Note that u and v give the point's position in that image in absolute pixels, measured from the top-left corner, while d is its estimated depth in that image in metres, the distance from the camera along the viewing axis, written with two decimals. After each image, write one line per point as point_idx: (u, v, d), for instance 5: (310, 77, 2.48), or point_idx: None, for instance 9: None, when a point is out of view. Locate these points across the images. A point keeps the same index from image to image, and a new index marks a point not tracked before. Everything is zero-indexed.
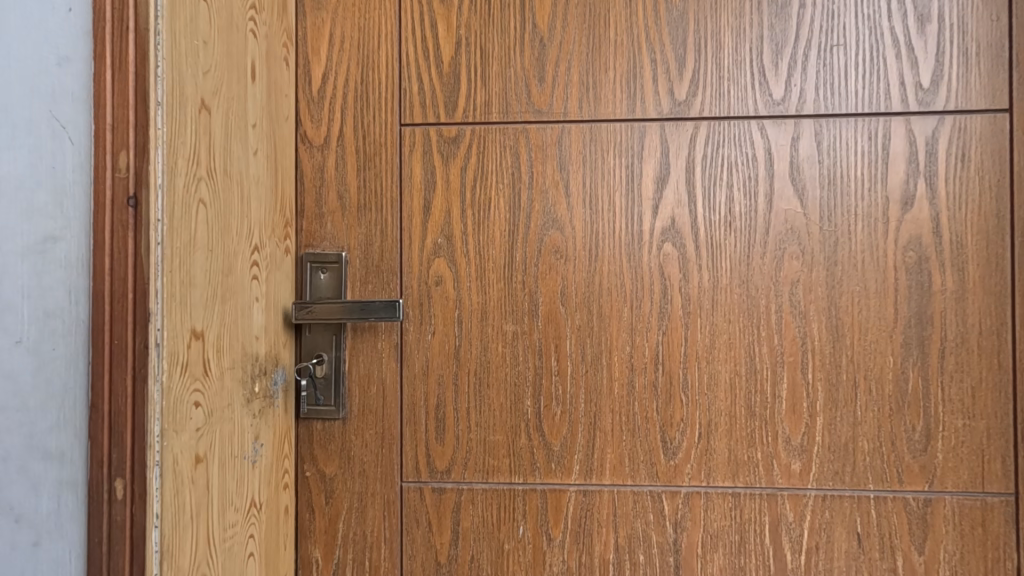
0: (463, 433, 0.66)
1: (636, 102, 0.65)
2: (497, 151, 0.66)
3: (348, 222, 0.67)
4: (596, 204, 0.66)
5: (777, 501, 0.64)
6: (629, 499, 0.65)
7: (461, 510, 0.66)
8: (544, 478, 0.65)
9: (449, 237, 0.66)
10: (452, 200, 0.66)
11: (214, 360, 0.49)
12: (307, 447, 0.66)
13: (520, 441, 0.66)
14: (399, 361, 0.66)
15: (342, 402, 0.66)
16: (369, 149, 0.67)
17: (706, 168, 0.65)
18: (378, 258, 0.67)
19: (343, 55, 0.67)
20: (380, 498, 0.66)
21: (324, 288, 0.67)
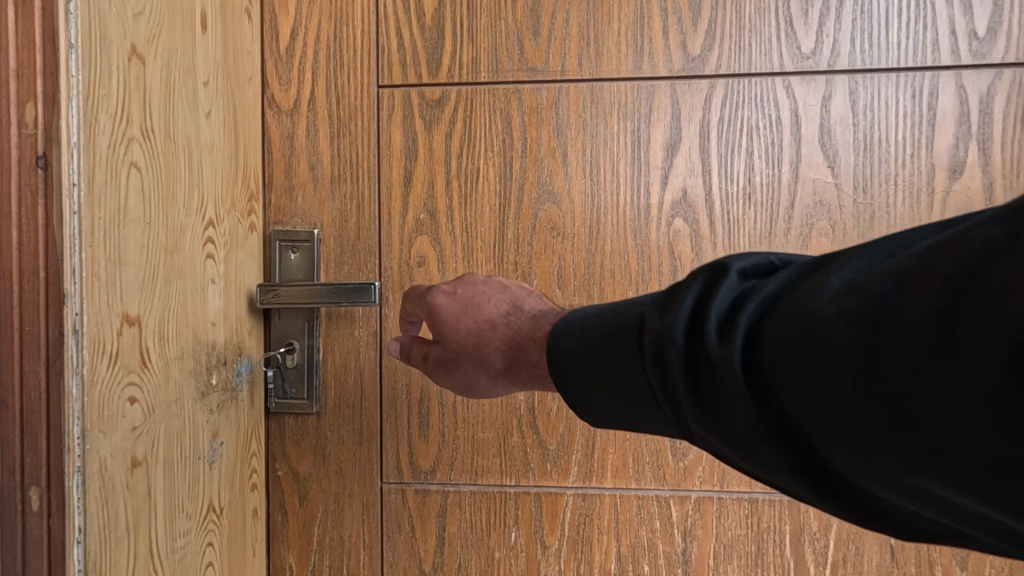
0: (449, 430, 0.60)
1: (643, 58, 0.57)
2: (486, 115, 0.59)
3: (320, 197, 0.60)
4: (598, 174, 0.58)
5: (800, 508, 0.57)
6: (634, 504, 0.58)
7: (447, 514, 0.60)
8: (539, 480, 0.59)
9: (433, 213, 0.59)
10: (436, 171, 0.59)
11: (155, 349, 0.43)
12: (278, 444, 0.60)
13: (512, 439, 0.59)
14: (378, 350, 0.60)
15: (316, 395, 0.60)
16: (343, 115, 0.60)
17: (723, 132, 0.57)
18: (355, 237, 0.60)
19: (314, 8, 0.59)
20: (359, 501, 0.60)
21: (295, 270, 0.60)
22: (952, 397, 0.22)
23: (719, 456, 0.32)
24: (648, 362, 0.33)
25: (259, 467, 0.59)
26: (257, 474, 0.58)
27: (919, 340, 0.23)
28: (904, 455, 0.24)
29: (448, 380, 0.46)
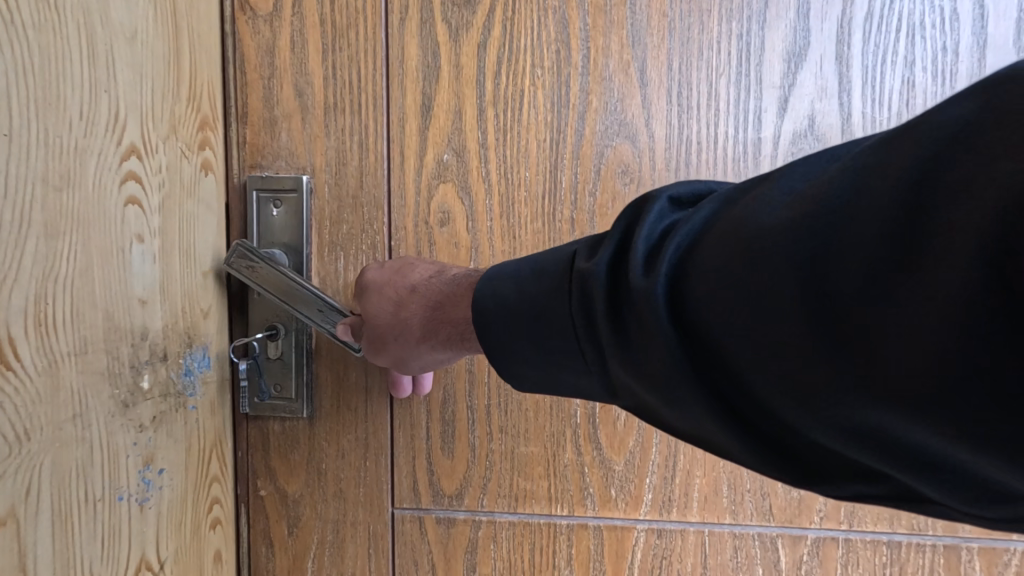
0: (480, 442, 0.45)
1: None
2: (533, 16, 0.43)
3: (311, 131, 0.45)
4: (688, 97, 0.42)
5: (961, 558, 0.42)
6: (728, 544, 0.44)
7: (477, 551, 0.46)
8: (600, 510, 0.44)
9: (459, 153, 0.44)
10: (465, 95, 0.44)
11: (30, 344, 0.29)
12: (261, 457, 0.47)
13: (565, 455, 0.45)
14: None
15: (307, 395, 0.46)
16: (339, 19, 0.44)
17: (873, 33, 0.40)
18: (358, 185, 0.45)
19: None
20: (364, 532, 0.46)
21: (281, 231, 0.45)
22: (919, 321, 0.18)
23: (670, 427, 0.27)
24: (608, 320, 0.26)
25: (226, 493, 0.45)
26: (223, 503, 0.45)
27: (904, 257, 0.19)
28: (854, 392, 0.20)
29: (377, 357, 0.41)
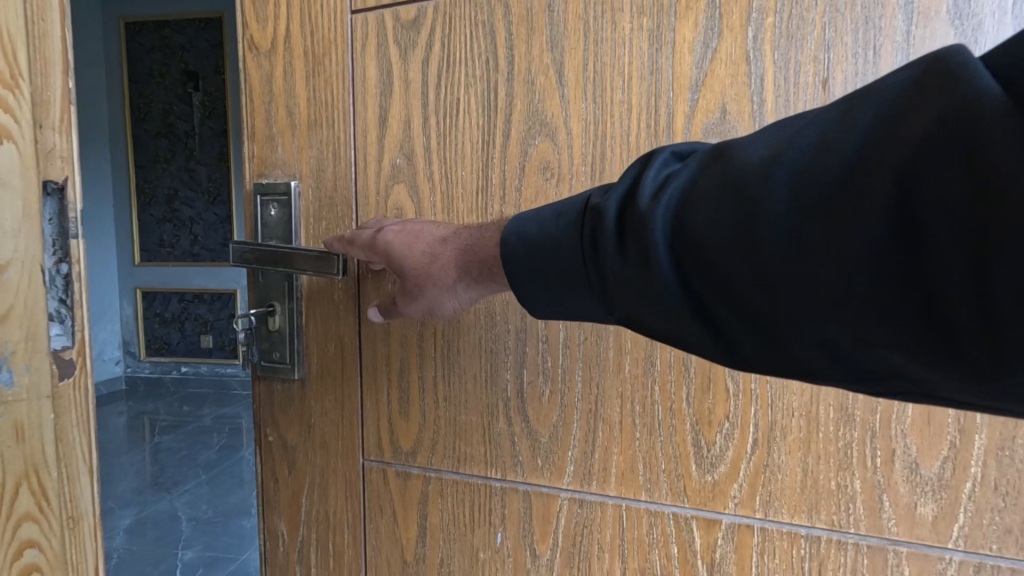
0: (430, 408, 0.52)
1: None
2: (467, 31, 0.48)
3: (299, 144, 0.55)
4: (602, 93, 0.44)
5: (887, 562, 0.40)
6: (644, 520, 0.46)
7: (427, 503, 0.53)
8: (528, 477, 0.49)
9: (408, 157, 0.51)
10: (412, 106, 0.50)
11: None
12: (268, 409, 0.58)
13: (499, 425, 0.50)
14: (357, 314, 0.54)
15: (297, 361, 0.56)
16: (317, 49, 0.53)
17: (785, 15, 0.39)
18: (331, 188, 0.54)
19: None
20: (342, 477, 0.56)
21: (278, 228, 0.56)
22: (869, 229, 0.23)
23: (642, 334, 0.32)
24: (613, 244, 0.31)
25: (89, 534, 0.41)
26: (82, 547, 0.41)
27: (865, 183, 0.23)
28: (833, 296, 0.25)
29: (411, 304, 0.45)
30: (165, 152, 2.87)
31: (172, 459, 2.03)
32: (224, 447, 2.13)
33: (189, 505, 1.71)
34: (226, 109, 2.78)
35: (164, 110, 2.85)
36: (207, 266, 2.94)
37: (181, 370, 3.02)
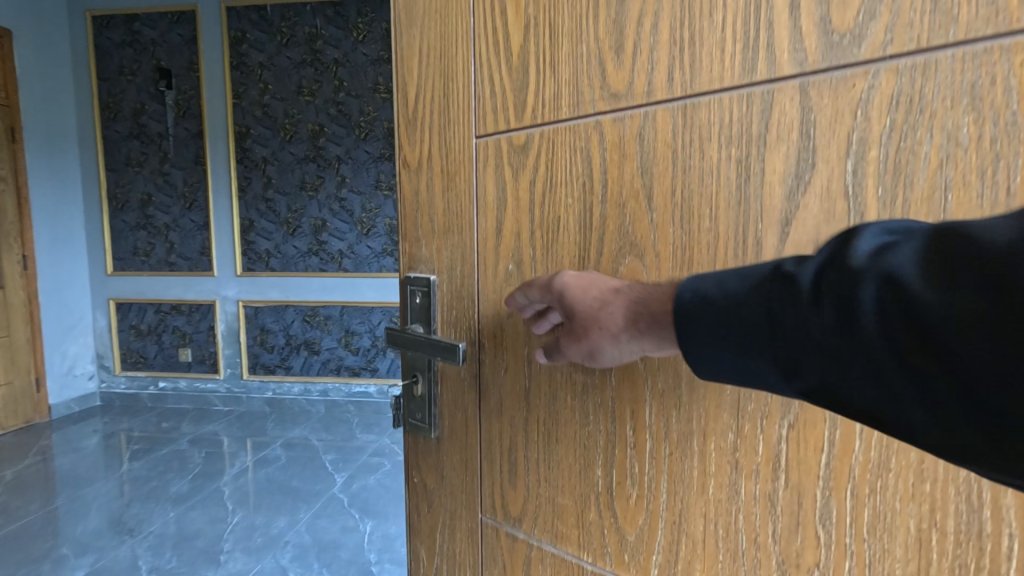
0: (535, 486, 0.58)
1: (762, 58, 0.41)
2: (567, 156, 0.52)
3: (437, 246, 0.64)
4: (687, 221, 0.45)
5: None
6: None
7: (531, 566, 0.60)
8: (616, 567, 0.53)
9: (519, 264, 0.57)
10: (522, 220, 0.57)
11: None
12: (412, 457, 0.69)
13: (590, 514, 0.54)
14: (477, 394, 0.62)
15: (433, 425, 0.66)
16: (450, 167, 0.61)
17: (891, 148, 0.36)
18: (460, 284, 0.62)
19: (427, 70, 0.61)
20: (465, 526, 0.65)
21: (422, 310, 0.66)
22: None
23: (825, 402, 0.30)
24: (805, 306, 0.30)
25: None
26: None
27: None
28: None
29: (576, 346, 0.44)
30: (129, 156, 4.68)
31: (142, 495, 2.95)
32: (194, 480, 3.15)
33: (153, 553, 2.36)
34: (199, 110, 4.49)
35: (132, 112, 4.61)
36: (189, 269, 4.60)
37: (157, 386, 4.83)
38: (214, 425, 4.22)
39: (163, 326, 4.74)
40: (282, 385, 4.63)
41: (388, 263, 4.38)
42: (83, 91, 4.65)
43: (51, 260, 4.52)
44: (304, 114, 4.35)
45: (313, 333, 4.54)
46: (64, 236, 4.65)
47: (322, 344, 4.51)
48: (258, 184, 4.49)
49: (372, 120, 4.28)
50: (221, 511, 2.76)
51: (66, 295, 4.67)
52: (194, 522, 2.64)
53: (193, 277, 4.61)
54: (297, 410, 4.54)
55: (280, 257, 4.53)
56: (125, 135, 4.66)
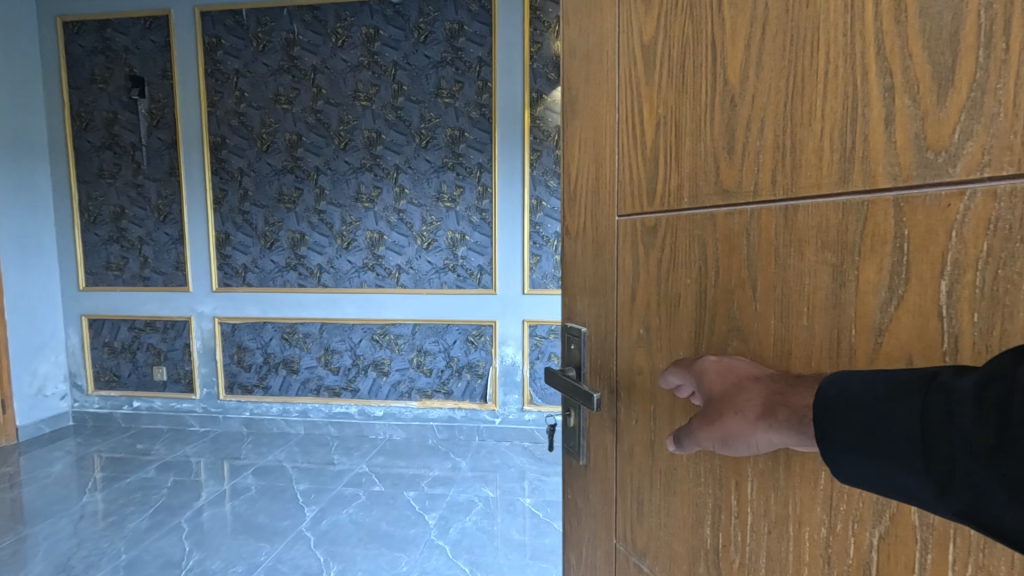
0: (654, 525, 0.79)
1: (859, 172, 0.51)
2: (686, 239, 0.70)
3: (587, 303, 0.91)
4: (789, 312, 0.58)
5: None
6: None
7: None
8: None
9: (648, 328, 0.77)
10: (649, 290, 0.76)
11: None
12: (572, 475, 1.01)
13: (700, 565, 0.72)
14: (614, 438, 0.87)
15: (585, 451, 0.95)
16: (598, 240, 0.86)
17: (990, 275, 0.42)
18: (603, 337, 0.87)
19: (585, 155, 0.89)
20: (605, 542, 0.91)
21: (576, 357, 0.95)
22: None
23: (959, 497, 0.41)
24: (936, 418, 0.42)
25: None
26: None
27: None
28: None
29: (714, 428, 0.59)
30: (112, 169, 5.35)
31: (99, 535, 3.51)
32: (153, 521, 3.68)
33: None
34: (176, 119, 5.17)
35: (106, 122, 5.36)
36: (159, 289, 5.38)
37: (131, 406, 5.61)
38: (190, 447, 5.01)
39: (138, 344, 5.49)
40: (261, 406, 5.31)
41: (369, 278, 5.09)
42: (56, 115, 5.47)
43: (34, 285, 5.35)
44: (281, 124, 5.00)
45: (291, 352, 5.27)
46: (36, 250, 5.39)
47: (302, 363, 5.26)
48: (233, 197, 5.15)
49: (351, 128, 4.86)
50: (178, 555, 3.28)
51: (38, 313, 5.41)
52: (149, 567, 3.16)
53: (168, 292, 5.35)
54: (274, 432, 5.28)
55: (258, 273, 5.16)
56: (99, 146, 5.38)
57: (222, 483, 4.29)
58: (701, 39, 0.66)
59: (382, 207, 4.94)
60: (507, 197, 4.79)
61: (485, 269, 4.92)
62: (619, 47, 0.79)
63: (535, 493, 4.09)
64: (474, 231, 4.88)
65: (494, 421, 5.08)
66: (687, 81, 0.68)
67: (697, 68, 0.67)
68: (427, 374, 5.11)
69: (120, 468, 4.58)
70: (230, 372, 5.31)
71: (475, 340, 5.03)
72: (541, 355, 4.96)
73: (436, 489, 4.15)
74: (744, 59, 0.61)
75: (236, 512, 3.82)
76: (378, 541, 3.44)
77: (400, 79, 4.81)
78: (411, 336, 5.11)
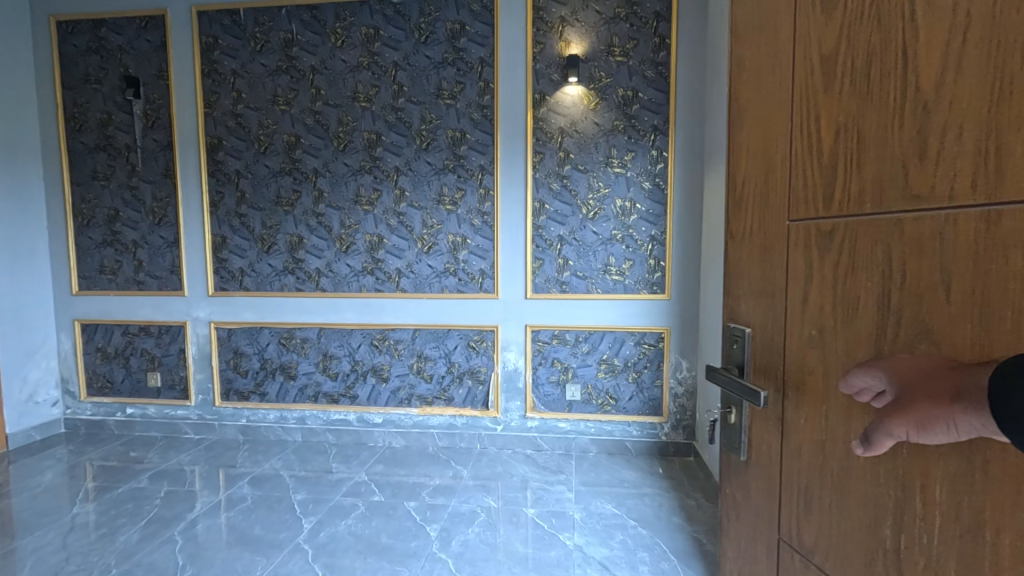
0: (824, 522, 0.86)
1: None
2: (866, 241, 0.77)
3: (753, 302, 1.04)
4: (987, 315, 0.61)
5: None
6: None
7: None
8: None
9: (822, 329, 0.86)
10: (824, 292, 0.85)
11: None
12: (732, 469, 1.13)
13: (876, 562, 0.77)
14: (780, 438, 0.96)
15: (747, 447, 1.07)
16: (768, 244, 0.99)
17: None
18: (771, 334, 0.99)
19: (754, 167, 1.01)
20: (768, 535, 1.00)
21: (740, 356, 1.08)
22: None
23: None
24: None
25: None
26: None
27: None
28: None
29: (903, 420, 0.63)
30: (104, 169, 5.21)
31: (86, 548, 3.35)
32: (145, 533, 3.53)
33: None
34: (168, 119, 4.99)
35: (100, 123, 5.24)
36: (151, 291, 5.22)
37: (124, 413, 5.46)
38: (184, 455, 4.87)
39: (131, 349, 5.34)
40: (258, 413, 5.22)
41: (368, 282, 4.89)
42: (48, 115, 5.34)
43: (25, 289, 5.19)
44: (279, 125, 4.87)
45: (288, 357, 5.06)
46: (27, 254, 5.24)
47: (299, 368, 5.09)
48: (230, 200, 4.99)
49: (350, 130, 4.75)
50: (170, 570, 3.12)
51: (29, 319, 5.25)
52: None
53: (162, 296, 5.20)
54: (271, 439, 5.18)
55: (255, 276, 5.02)
56: (93, 147, 5.25)
57: (218, 492, 4.15)
58: (887, 55, 0.73)
59: (382, 210, 4.84)
60: (509, 201, 4.67)
61: (487, 273, 4.78)
62: (796, 66, 0.89)
63: (539, 503, 3.95)
64: (476, 234, 4.76)
65: (497, 428, 4.92)
66: (871, 93, 0.76)
67: (883, 82, 0.73)
68: (427, 380, 4.97)
69: (112, 476, 4.43)
70: (227, 378, 5.20)
71: (477, 345, 4.88)
72: (544, 360, 4.83)
73: (438, 499, 4.02)
74: (937, 73, 0.66)
75: (230, 523, 3.67)
76: (379, 554, 3.30)
77: (400, 80, 4.70)
78: (411, 341, 4.94)
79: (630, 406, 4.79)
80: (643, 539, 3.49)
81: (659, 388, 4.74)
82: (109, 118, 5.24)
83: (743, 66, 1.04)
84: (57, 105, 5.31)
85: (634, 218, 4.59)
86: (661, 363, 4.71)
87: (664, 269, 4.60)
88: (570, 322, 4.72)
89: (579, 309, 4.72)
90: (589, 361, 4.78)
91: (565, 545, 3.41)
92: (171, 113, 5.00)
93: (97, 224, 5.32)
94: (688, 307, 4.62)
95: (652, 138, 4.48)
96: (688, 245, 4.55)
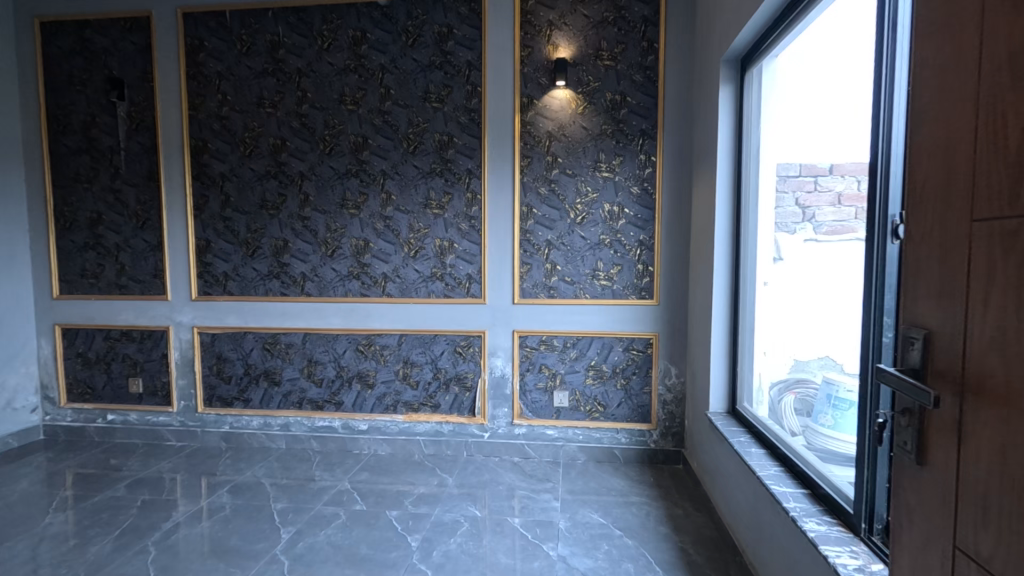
0: (1009, 533, 0.90)
1: None
2: None
3: (930, 305, 1.10)
4: None
5: None
6: None
7: None
8: None
9: (1006, 331, 0.91)
10: (1012, 290, 0.90)
11: None
12: (903, 474, 1.19)
13: None
14: (957, 443, 1.02)
15: (919, 450, 1.13)
16: (948, 243, 1.04)
17: None
18: (948, 332, 1.05)
19: (936, 160, 1.07)
20: (940, 541, 1.06)
21: (915, 362, 1.14)
22: None
23: None
24: None
25: None
26: None
27: None
28: None
29: None
30: (87, 171, 5.10)
31: (55, 560, 3.22)
32: (118, 544, 3.40)
33: None
34: (150, 122, 4.93)
35: (82, 126, 5.11)
36: (137, 298, 5.14)
37: (106, 419, 5.35)
38: (165, 463, 4.74)
39: (113, 355, 5.22)
40: (241, 419, 5.12)
41: (353, 287, 4.83)
42: (29, 116, 5.23)
43: (5, 292, 5.08)
44: (264, 128, 4.74)
45: (272, 363, 5.00)
46: (8, 258, 5.13)
47: (284, 375, 4.95)
48: (215, 203, 4.93)
49: (338, 133, 4.72)
50: None
51: (11, 324, 5.14)
52: None
53: (147, 302, 5.09)
54: (254, 447, 5.05)
55: (240, 280, 4.96)
56: (75, 150, 5.15)
57: (197, 501, 4.02)
58: None
59: (368, 214, 4.74)
60: (496, 205, 4.58)
61: (474, 278, 4.70)
62: (984, 62, 0.95)
63: (525, 512, 3.83)
64: (463, 239, 4.65)
65: (484, 436, 4.84)
66: None
67: None
68: (413, 387, 4.84)
69: (88, 485, 4.29)
70: (210, 385, 5.13)
71: (464, 351, 4.80)
72: (531, 366, 4.74)
73: (421, 508, 3.89)
74: None
75: (202, 534, 3.55)
76: (356, 565, 3.18)
77: (387, 83, 4.61)
78: (398, 347, 4.85)
79: (618, 413, 4.70)
80: (629, 550, 3.37)
81: (647, 395, 4.65)
82: (92, 120, 5.11)
83: (929, 62, 1.09)
84: (39, 106, 5.19)
85: (622, 223, 4.50)
86: (649, 370, 4.62)
87: (653, 274, 4.52)
88: (556, 328, 4.64)
89: (568, 315, 4.65)
90: (577, 367, 4.69)
91: (548, 556, 3.30)
92: (155, 114, 4.92)
93: (78, 227, 5.20)
94: (678, 312, 4.55)
95: (639, 143, 4.41)
96: (676, 247, 4.48)
